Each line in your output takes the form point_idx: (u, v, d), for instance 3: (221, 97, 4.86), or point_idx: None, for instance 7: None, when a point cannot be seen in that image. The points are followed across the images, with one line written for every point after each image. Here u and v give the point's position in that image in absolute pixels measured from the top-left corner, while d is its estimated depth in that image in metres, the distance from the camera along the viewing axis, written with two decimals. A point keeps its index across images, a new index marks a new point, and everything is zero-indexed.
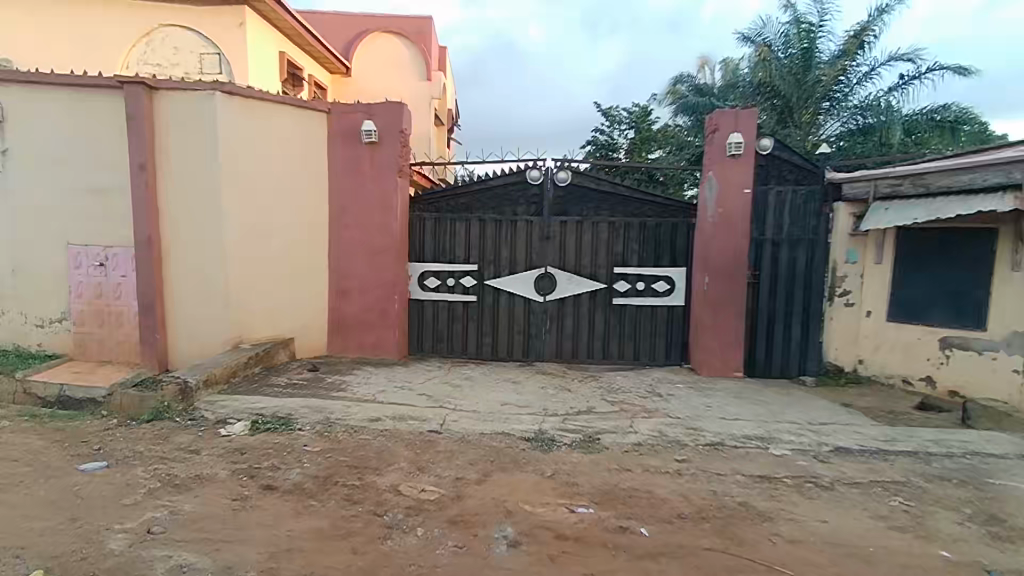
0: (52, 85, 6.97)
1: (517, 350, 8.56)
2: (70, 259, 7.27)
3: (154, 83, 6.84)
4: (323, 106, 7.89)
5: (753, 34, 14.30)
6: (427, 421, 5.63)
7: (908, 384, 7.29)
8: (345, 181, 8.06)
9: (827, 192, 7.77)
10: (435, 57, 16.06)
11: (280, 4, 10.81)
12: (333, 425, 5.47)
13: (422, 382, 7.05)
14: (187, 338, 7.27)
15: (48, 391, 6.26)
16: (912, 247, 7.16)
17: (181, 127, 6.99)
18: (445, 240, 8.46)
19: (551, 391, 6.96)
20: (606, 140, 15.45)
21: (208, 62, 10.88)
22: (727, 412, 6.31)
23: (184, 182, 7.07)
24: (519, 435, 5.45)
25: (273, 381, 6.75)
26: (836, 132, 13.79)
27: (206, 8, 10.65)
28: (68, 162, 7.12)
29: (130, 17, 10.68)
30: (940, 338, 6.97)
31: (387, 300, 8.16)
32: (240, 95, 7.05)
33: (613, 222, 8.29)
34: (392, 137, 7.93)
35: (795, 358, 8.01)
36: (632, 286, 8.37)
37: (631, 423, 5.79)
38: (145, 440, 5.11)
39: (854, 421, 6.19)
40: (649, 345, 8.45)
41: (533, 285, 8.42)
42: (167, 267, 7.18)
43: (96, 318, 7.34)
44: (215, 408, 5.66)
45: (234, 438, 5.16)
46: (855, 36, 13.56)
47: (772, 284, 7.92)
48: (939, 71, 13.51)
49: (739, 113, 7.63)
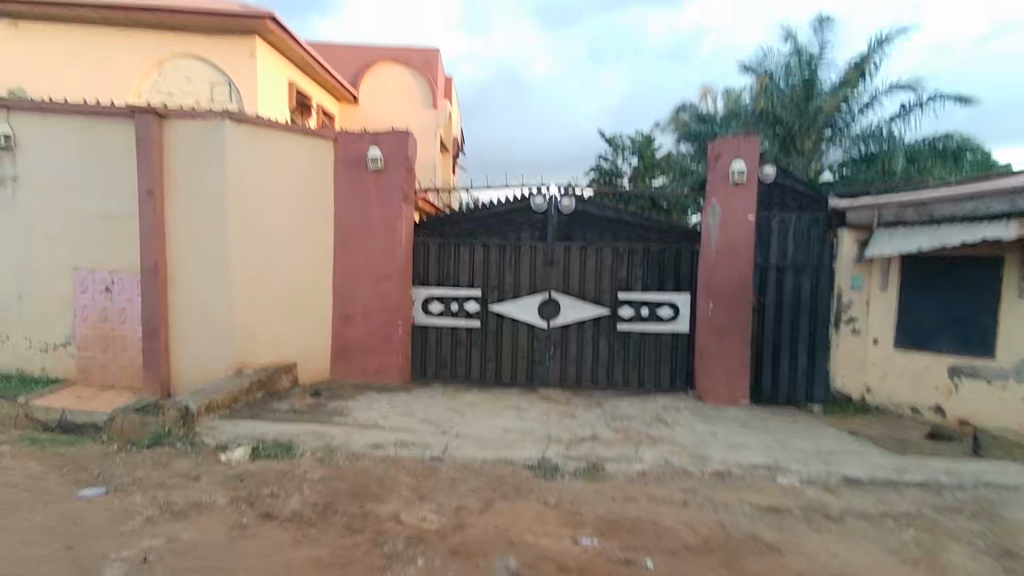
0: (64, 113, 7.09)
1: (521, 376, 8.51)
2: (76, 283, 7.31)
3: (164, 111, 6.97)
4: (331, 134, 7.99)
5: (754, 65, 14.43)
6: (429, 448, 5.57)
7: (917, 412, 7.18)
8: (350, 206, 8.11)
9: (831, 219, 7.78)
10: (441, 86, 16.37)
11: (290, 35, 11.04)
12: (334, 451, 5.42)
13: (424, 408, 7.00)
14: (190, 363, 7.26)
15: (49, 416, 6.22)
16: (917, 274, 7.12)
17: (189, 154, 7.08)
18: (449, 265, 8.48)
19: (555, 417, 6.89)
20: (609, 167, 15.57)
21: (219, 91, 11.08)
22: (733, 440, 6.23)
23: (191, 209, 7.13)
24: (522, 463, 5.37)
25: (274, 407, 6.70)
26: (839, 160, 13.87)
27: (218, 39, 10.89)
28: (77, 188, 7.20)
29: (144, 48, 10.95)
30: (948, 366, 6.89)
31: (391, 325, 8.16)
32: (248, 123, 7.16)
33: (617, 247, 8.30)
34: (398, 164, 8.02)
35: (802, 385, 7.94)
36: (636, 312, 8.34)
37: (635, 450, 5.71)
38: (145, 466, 5.06)
39: (863, 450, 6.09)
40: (653, 371, 8.39)
41: (536, 310, 8.40)
42: (172, 292, 7.21)
43: (100, 343, 7.35)
44: (216, 434, 5.62)
45: (234, 465, 5.11)
46: (855, 65, 13.67)
47: (777, 310, 7.91)
48: (939, 100, 13.64)
49: (741, 141, 7.70)
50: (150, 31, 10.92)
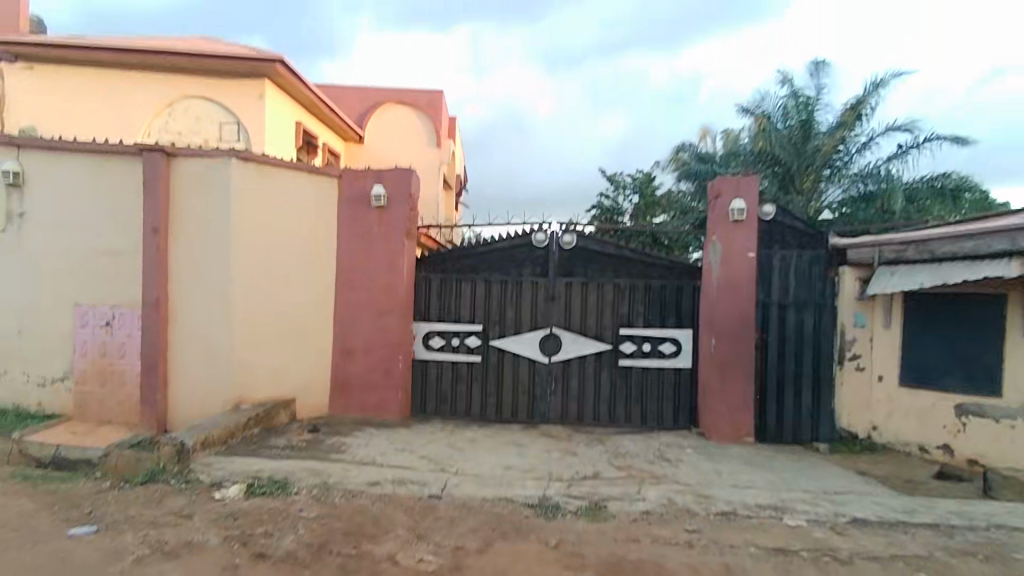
0: (73, 151, 7.23)
1: (522, 412, 8.40)
2: (77, 317, 7.32)
3: (172, 150, 7.10)
4: (336, 172, 8.08)
5: (752, 106, 14.70)
6: (427, 486, 5.46)
7: (925, 451, 7.05)
8: (352, 242, 8.13)
9: (832, 256, 7.79)
10: (445, 126, 16.67)
11: (298, 77, 11.33)
12: (331, 489, 5.32)
13: (423, 445, 6.89)
14: (188, 398, 7.21)
15: (43, 452, 6.13)
16: (920, 311, 7.11)
17: (195, 191, 7.19)
18: (450, 300, 8.48)
19: (556, 454, 6.77)
20: (610, 204, 15.73)
21: (227, 131, 11.29)
22: (738, 479, 6.10)
23: (195, 244, 7.19)
24: (523, 502, 5.26)
25: (271, 443, 6.61)
26: (838, 199, 13.99)
27: (228, 80, 11.17)
28: (82, 224, 7.28)
29: (155, 90, 11.22)
30: (955, 404, 6.81)
31: (391, 359, 8.11)
32: (254, 161, 7.29)
33: (618, 283, 8.31)
34: (401, 202, 8.10)
35: (807, 422, 7.81)
36: (638, 347, 8.29)
37: (638, 489, 5.59)
38: (137, 504, 4.96)
39: (871, 490, 5.96)
40: (656, 408, 8.29)
41: (537, 346, 8.36)
42: (172, 327, 7.21)
43: (98, 378, 7.31)
44: (211, 471, 5.53)
45: (228, 502, 5.01)
46: (852, 108, 13.92)
47: (780, 347, 7.82)
48: (936, 141, 13.83)
49: (740, 180, 7.78)
50: (162, 73, 11.21)
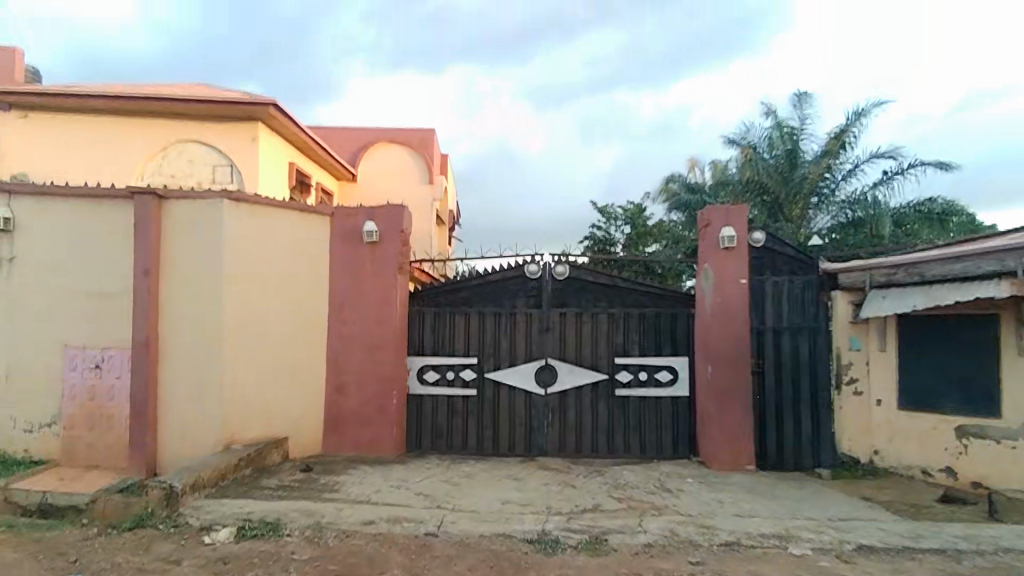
0: (64, 196, 7.24)
1: (519, 445, 8.28)
2: (65, 361, 7.23)
3: (164, 192, 7.13)
4: (328, 210, 8.11)
5: (738, 137, 14.97)
6: (423, 523, 5.33)
7: (928, 475, 6.97)
8: (345, 278, 8.12)
9: (823, 281, 7.81)
10: (437, 163, 16.90)
11: (291, 119, 11.50)
12: (324, 529, 5.18)
13: (419, 481, 6.76)
14: (177, 440, 7.08)
15: (29, 500, 5.97)
16: (914, 333, 7.12)
17: (187, 232, 7.19)
18: (444, 334, 8.44)
19: (555, 488, 6.65)
20: (603, 235, 15.84)
21: (221, 172, 11.40)
22: (741, 508, 5.99)
23: (186, 284, 7.16)
24: (521, 537, 5.14)
25: (263, 483, 6.46)
26: (828, 225, 14.10)
27: (222, 123, 11.31)
28: (73, 267, 7.25)
29: (150, 134, 11.36)
30: (955, 426, 6.75)
31: (385, 395, 8.01)
32: (245, 201, 7.33)
33: (612, 312, 8.30)
34: (393, 237, 8.12)
35: (808, 448, 7.72)
36: (634, 376, 8.23)
37: (639, 521, 5.47)
38: (125, 551, 4.82)
39: (875, 516, 5.86)
40: (655, 437, 8.19)
41: (533, 377, 8.29)
42: (163, 368, 7.12)
43: (86, 422, 7.18)
44: (201, 514, 5.39)
45: (218, 546, 4.87)
46: (836, 137, 14.19)
47: (777, 373, 7.78)
48: (921, 167, 14.08)
49: (729, 209, 7.86)
50: (157, 117, 11.36)
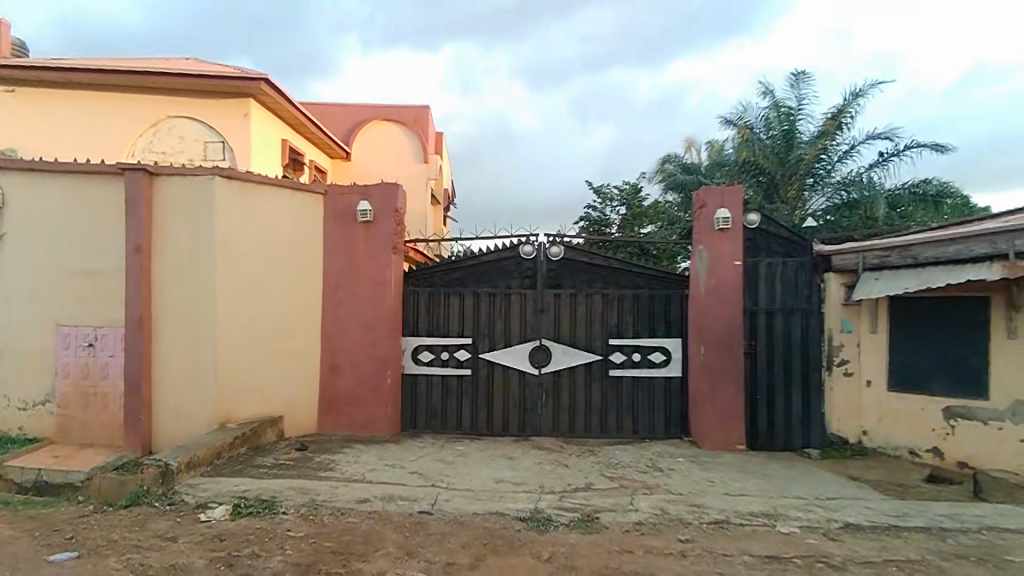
0: (52, 172, 7.14)
1: (513, 425, 8.35)
2: (58, 340, 7.20)
3: (154, 169, 7.05)
4: (321, 189, 8.06)
5: (735, 117, 14.86)
6: (417, 501, 5.38)
7: (915, 455, 7.08)
8: (339, 258, 8.09)
9: (817, 263, 7.84)
10: (432, 142, 16.74)
11: (283, 96, 11.35)
12: (319, 507, 5.23)
13: (414, 460, 6.81)
14: (171, 419, 7.10)
15: (25, 477, 6.00)
16: (905, 316, 7.18)
17: (179, 211, 7.13)
18: (439, 314, 8.45)
19: (547, 467, 6.72)
20: (598, 216, 15.80)
21: (212, 149, 11.27)
22: (731, 487, 6.08)
23: (178, 262, 7.12)
24: (514, 515, 5.20)
25: (258, 462, 6.50)
26: (823, 207, 14.09)
27: (213, 100, 11.15)
28: (63, 245, 7.19)
29: (140, 110, 11.19)
30: (943, 407, 6.84)
31: (380, 375, 8.03)
32: (238, 179, 7.26)
33: (606, 294, 8.32)
34: (387, 217, 8.08)
35: (798, 428, 7.83)
36: (628, 357, 8.28)
37: (630, 500, 5.55)
38: (120, 528, 4.85)
39: (862, 495, 5.96)
40: (647, 417, 8.27)
41: (527, 358, 8.33)
42: (156, 346, 7.11)
43: (80, 401, 7.19)
44: (196, 492, 5.43)
45: (214, 524, 4.91)
46: (832, 118, 14.15)
47: (769, 354, 7.86)
48: (917, 149, 14.09)
49: (724, 190, 7.85)
50: (147, 93, 11.18)
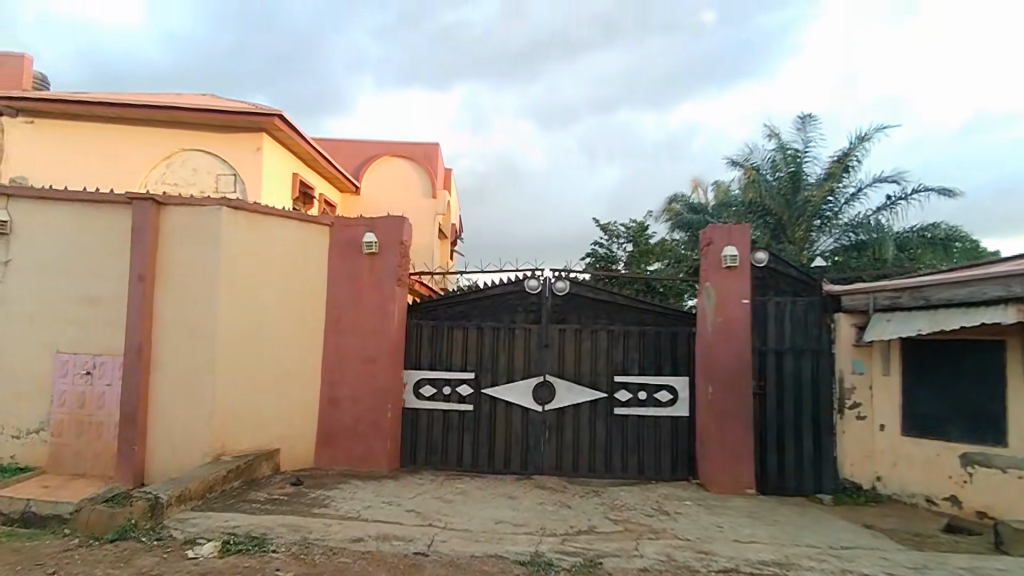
0: (62, 200, 7.18)
1: (514, 463, 8.14)
2: (56, 367, 7.13)
3: (162, 199, 7.07)
4: (327, 221, 8.05)
5: (741, 159, 15.00)
6: (413, 542, 5.17)
7: (931, 503, 6.82)
8: (343, 289, 8.04)
9: (827, 303, 7.73)
10: (441, 178, 16.95)
11: (296, 130, 11.52)
12: (311, 546, 5.04)
13: (412, 498, 6.60)
14: (165, 450, 6.94)
15: (12, 508, 5.84)
16: (918, 358, 7.02)
17: (185, 241, 7.12)
18: (442, 347, 8.34)
19: (550, 507, 6.49)
20: (604, 252, 15.78)
21: (224, 182, 11.39)
22: (741, 533, 5.84)
23: (182, 291, 7.08)
24: (513, 558, 4.98)
25: (251, 496, 6.32)
26: (831, 248, 14.06)
27: (226, 134, 11.34)
28: (68, 272, 7.18)
29: (155, 143, 11.39)
30: (960, 454, 6.61)
31: (380, 409, 7.87)
32: (246, 210, 7.28)
33: (612, 330, 8.20)
34: (393, 249, 8.04)
35: (810, 473, 7.60)
36: (633, 396, 8.12)
37: (635, 544, 5.32)
38: (105, 563, 4.67)
39: (878, 545, 5.70)
40: (653, 458, 8.04)
41: (530, 394, 8.17)
42: (154, 375, 7.01)
43: (74, 430, 7.07)
44: (186, 527, 5.24)
45: (201, 561, 4.71)
46: (838, 160, 14.30)
47: (778, 394, 7.68)
48: (925, 192, 14.16)
49: (731, 228, 7.80)
50: (162, 126, 11.39)
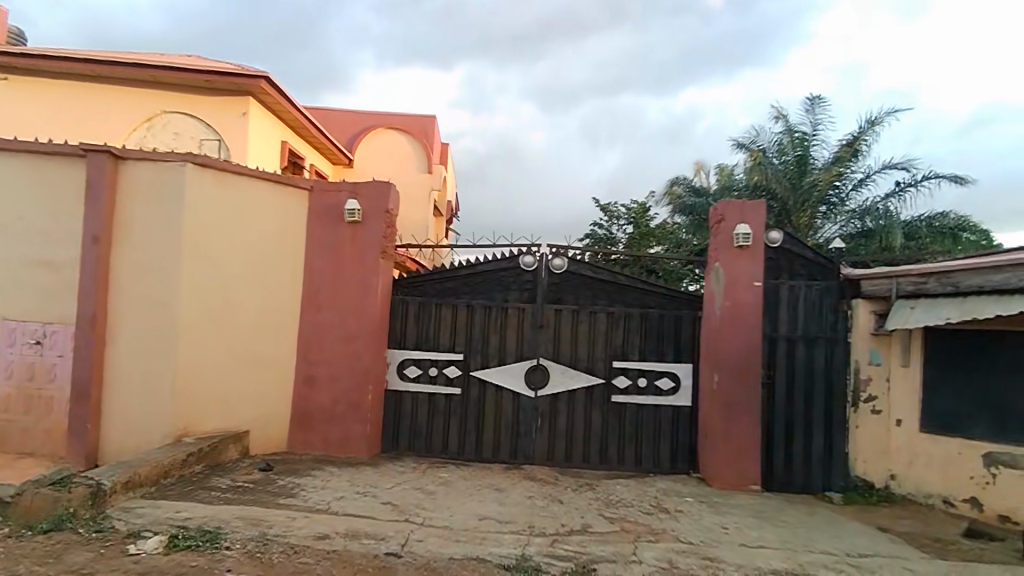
0: (11, 151, 6.52)
1: (503, 450, 7.62)
2: (3, 335, 6.54)
3: (120, 152, 6.40)
4: (305, 183, 7.39)
5: (747, 141, 14.37)
6: (385, 541, 4.63)
7: (949, 505, 6.32)
8: (322, 258, 7.43)
9: (844, 288, 7.13)
10: (437, 151, 16.27)
11: (283, 94, 10.80)
12: (269, 543, 4.49)
13: (389, 488, 6.04)
14: (121, 429, 6.38)
15: None
16: (943, 350, 6.47)
17: (145, 200, 6.48)
18: (429, 326, 7.76)
19: (539, 502, 5.96)
20: (604, 233, 15.17)
21: (208, 148, 10.72)
22: (747, 536, 5.33)
23: (142, 254, 6.46)
24: (497, 563, 4.45)
25: (212, 483, 5.76)
26: (836, 235, 13.50)
27: (207, 95, 10.62)
28: (17, 233, 6.55)
29: (135, 103, 10.66)
30: (983, 453, 6.09)
31: (359, 390, 7.30)
32: (213, 167, 6.62)
33: (612, 312, 7.62)
34: (377, 217, 7.41)
35: (819, 469, 7.07)
36: (633, 382, 7.58)
37: (633, 548, 4.79)
38: (31, 559, 4.12)
39: (898, 552, 5.19)
40: (652, 449, 7.53)
41: (522, 378, 7.62)
42: (110, 347, 6.42)
43: (23, 404, 6.50)
44: (131, 518, 4.69)
45: (143, 559, 4.16)
46: (848, 144, 13.69)
47: (788, 385, 7.13)
48: (935, 179, 13.58)
49: (744, 204, 7.18)
50: (141, 86, 10.66)
